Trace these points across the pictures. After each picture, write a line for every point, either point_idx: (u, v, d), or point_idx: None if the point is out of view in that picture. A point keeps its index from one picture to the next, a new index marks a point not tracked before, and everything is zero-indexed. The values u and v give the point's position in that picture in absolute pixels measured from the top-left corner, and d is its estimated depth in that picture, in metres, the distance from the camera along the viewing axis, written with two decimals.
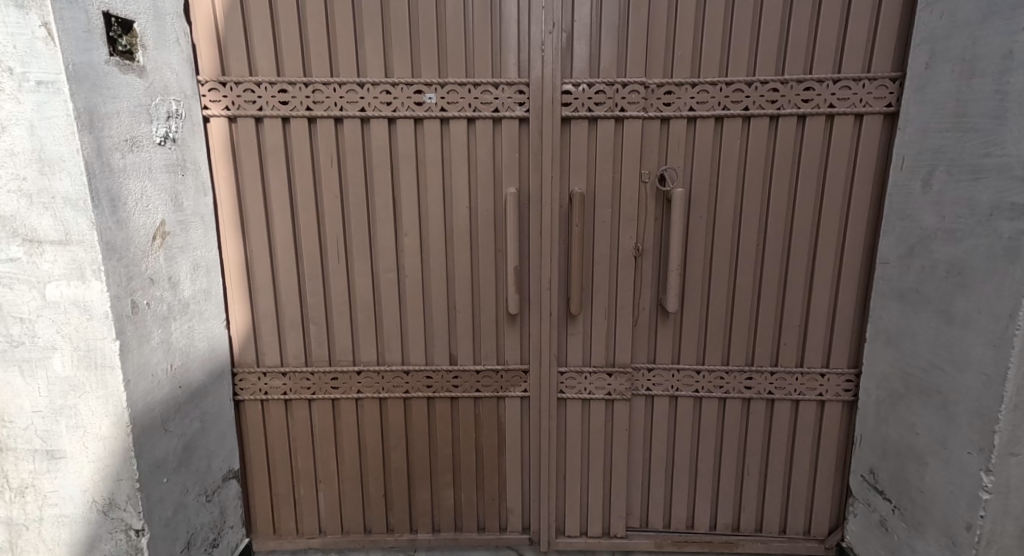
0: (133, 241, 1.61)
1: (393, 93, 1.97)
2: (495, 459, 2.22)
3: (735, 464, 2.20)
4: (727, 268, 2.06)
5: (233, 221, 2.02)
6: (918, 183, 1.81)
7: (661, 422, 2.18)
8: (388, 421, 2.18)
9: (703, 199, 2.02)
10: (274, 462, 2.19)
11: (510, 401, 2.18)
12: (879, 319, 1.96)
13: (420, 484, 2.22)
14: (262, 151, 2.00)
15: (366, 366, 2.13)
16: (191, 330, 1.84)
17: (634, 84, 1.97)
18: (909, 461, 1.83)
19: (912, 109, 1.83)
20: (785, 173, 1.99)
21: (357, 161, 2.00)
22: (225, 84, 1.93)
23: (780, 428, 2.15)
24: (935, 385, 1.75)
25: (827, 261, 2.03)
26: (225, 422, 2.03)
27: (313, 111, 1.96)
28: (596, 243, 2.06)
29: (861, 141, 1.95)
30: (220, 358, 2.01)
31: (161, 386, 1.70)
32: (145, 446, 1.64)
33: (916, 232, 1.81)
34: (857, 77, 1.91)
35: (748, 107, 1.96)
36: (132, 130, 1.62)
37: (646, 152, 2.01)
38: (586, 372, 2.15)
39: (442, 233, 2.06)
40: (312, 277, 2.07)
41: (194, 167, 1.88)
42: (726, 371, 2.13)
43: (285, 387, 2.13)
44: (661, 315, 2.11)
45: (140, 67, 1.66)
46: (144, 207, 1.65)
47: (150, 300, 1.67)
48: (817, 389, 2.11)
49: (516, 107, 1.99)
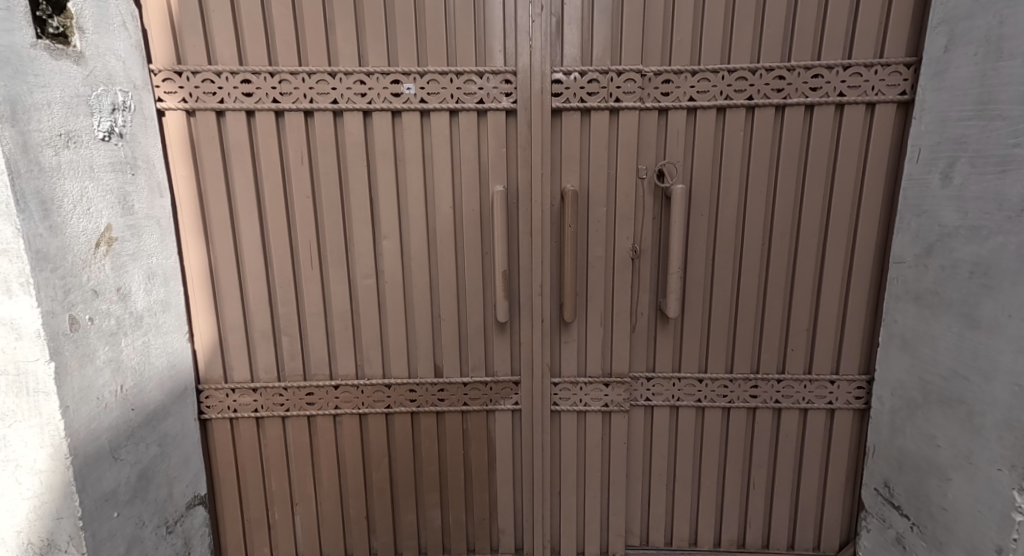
0: (71, 249, 1.45)
1: (368, 82, 1.80)
2: (484, 477, 2.06)
3: (740, 478, 2.06)
4: (731, 271, 1.92)
5: (195, 224, 1.84)
6: (937, 177, 1.68)
7: (662, 433, 2.04)
8: (368, 438, 2.01)
9: (704, 197, 1.88)
10: (245, 485, 2.01)
11: (499, 415, 2.02)
12: (893, 323, 1.83)
13: (405, 505, 2.05)
14: (225, 147, 1.82)
15: (343, 380, 1.96)
16: (145, 346, 1.67)
17: (629, 72, 1.82)
18: (930, 476, 1.70)
19: (929, 97, 1.70)
20: (792, 167, 1.86)
21: (330, 158, 1.84)
22: (181, 73, 1.75)
23: (788, 439, 2.02)
24: (958, 395, 1.62)
25: (837, 261, 1.89)
26: (190, 444, 1.86)
27: (280, 103, 1.79)
28: (591, 243, 1.92)
29: (872, 132, 1.82)
30: (182, 374, 1.84)
31: (109, 410, 1.53)
32: (90, 479, 1.47)
33: (935, 229, 1.68)
34: (869, 63, 1.77)
35: (752, 96, 1.82)
36: (67, 124, 1.45)
37: (643, 145, 1.87)
38: (581, 383, 2.00)
39: (424, 234, 1.90)
40: (283, 285, 1.90)
41: (147, 165, 1.71)
42: (730, 379, 1.99)
43: (256, 404, 1.96)
44: (661, 320, 1.97)
45: (76, 53, 1.49)
46: (84, 210, 1.48)
47: (94, 315, 1.50)
48: (827, 397, 1.98)
49: (502, 97, 1.83)
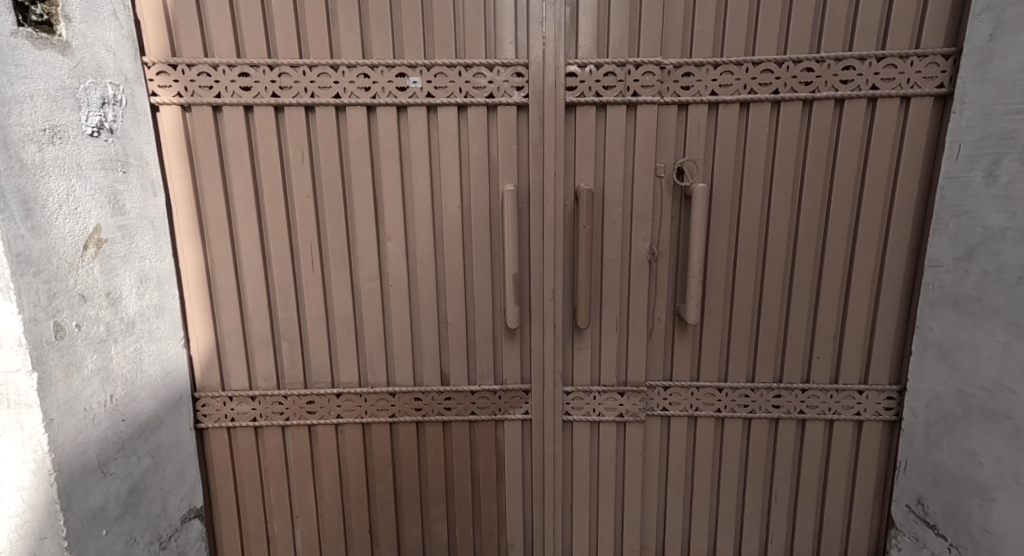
0: (56, 252, 1.37)
1: (372, 76, 1.71)
2: (492, 489, 1.96)
3: (762, 492, 1.95)
4: (753, 275, 1.82)
5: (190, 225, 1.75)
6: (979, 175, 1.58)
7: (679, 444, 1.94)
8: (372, 449, 1.92)
9: (725, 196, 1.78)
10: (243, 497, 1.92)
11: (509, 425, 1.93)
12: (929, 330, 1.73)
13: (409, 519, 1.95)
14: (222, 144, 1.74)
15: (346, 388, 1.87)
16: (138, 353, 1.59)
17: (648, 65, 1.72)
18: (971, 495, 1.61)
19: (971, 90, 1.60)
20: (819, 164, 1.75)
21: (332, 155, 1.75)
22: (176, 66, 1.67)
23: (814, 451, 1.91)
24: (1004, 409, 1.53)
25: (867, 264, 1.79)
26: (185, 455, 1.77)
27: (280, 98, 1.70)
28: (606, 245, 1.82)
29: (906, 128, 1.71)
30: (177, 383, 1.75)
31: (98, 422, 1.45)
32: (76, 496, 1.38)
33: (977, 232, 1.59)
34: (905, 54, 1.67)
35: (778, 90, 1.72)
36: (52, 118, 1.37)
37: (662, 142, 1.77)
38: (594, 392, 1.91)
39: (430, 235, 1.81)
40: (283, 289, 1.81)
41: (139, 163, 1.62)
42: (752, 388, 1.88)
43: (254, 413, 1.87)
44: (679, 326, 1.87)
45: (62, 43, 1.40)
46: (70, 210, 1.40)
47: (81, 321, 1.42)
48: (855, 408, 1.87)
49: (513, 91, 1.74)
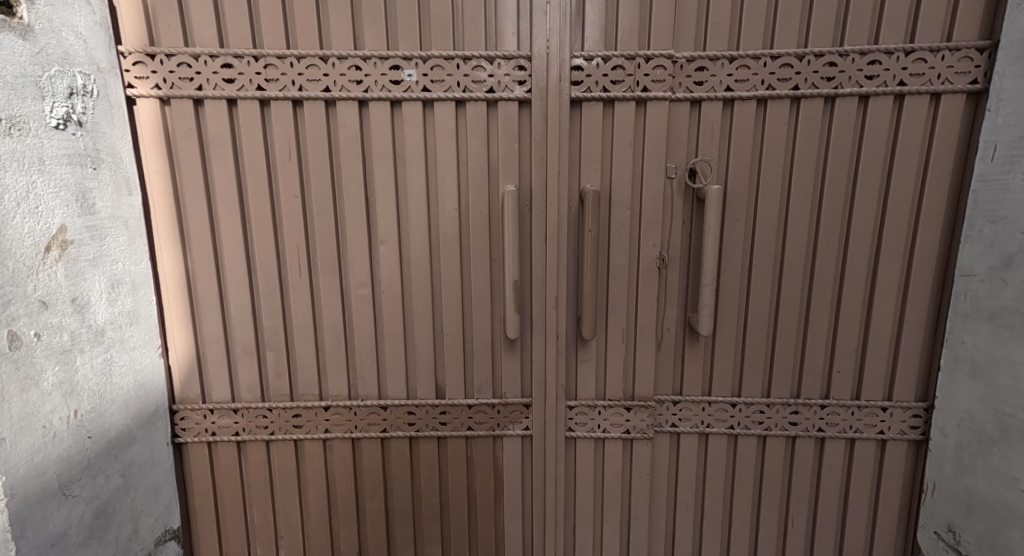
0: (12, 255, 1.26)
1: (365, 68, 1.60)
2: (489, 508, 1.83)
3: (778, 514, 1.82)
4: (771, 282, 1.70)
5: (169, 225, 1.64)
6: (1018, 177, 1.47)
7: (690, 463, 1.81)
8: (361, 465, 1.79)
9: (740, 199, 1.67)
10: (223, 515, 1.79)
11: (508, 441, 1.80)
12: (960, 344, 1.61)
13: (401, 539, 1.83)
14: (203, 140, 1.62)
15: (334, 402, 1.75)
16: (107, 364, 1.47)
17: (659, 58, 1.61)
18: (1009, 524, 1.50)
19: (1009, 87, 1.50)
20: (842, 165, 1.64)
21: (320, 152, 1.63)
22: (154, 57, 1.56)
23: (834, 471, 1.78)
24: None
25: (891, 274, 1.67)
26: (161, 472, 1.65)
27: (266, 91, 1.59)
28: (614, 251, 1.70)
29: (936, 127, 1.60)
30: (152, 396, 1.63)
31: (59, 440, 1.34)
32: (32, 522, 1.27)
33: (1016, 238, 1.48)
34: (935, 48, 1.56)
35: (798, 86, 1.61)
36: (9, 109, 1.27)
37: (674, 142, 1.66)
38: (599, 407, 1.78)
39: (425, 238, 1.69)
40: (267, 295, 1.69)
41: (112, 158, 1.51)
42: (768, 404, 1.76)
43: (236, 427, 1.75)
44: (690, 337, 1.75)
45: (23, 26, 1.30)
46: (29, 209, 1.30)
47: (41, 330, 1.31)
48: (878, 426, 1.74)
49: (515, 86, 1.63)
